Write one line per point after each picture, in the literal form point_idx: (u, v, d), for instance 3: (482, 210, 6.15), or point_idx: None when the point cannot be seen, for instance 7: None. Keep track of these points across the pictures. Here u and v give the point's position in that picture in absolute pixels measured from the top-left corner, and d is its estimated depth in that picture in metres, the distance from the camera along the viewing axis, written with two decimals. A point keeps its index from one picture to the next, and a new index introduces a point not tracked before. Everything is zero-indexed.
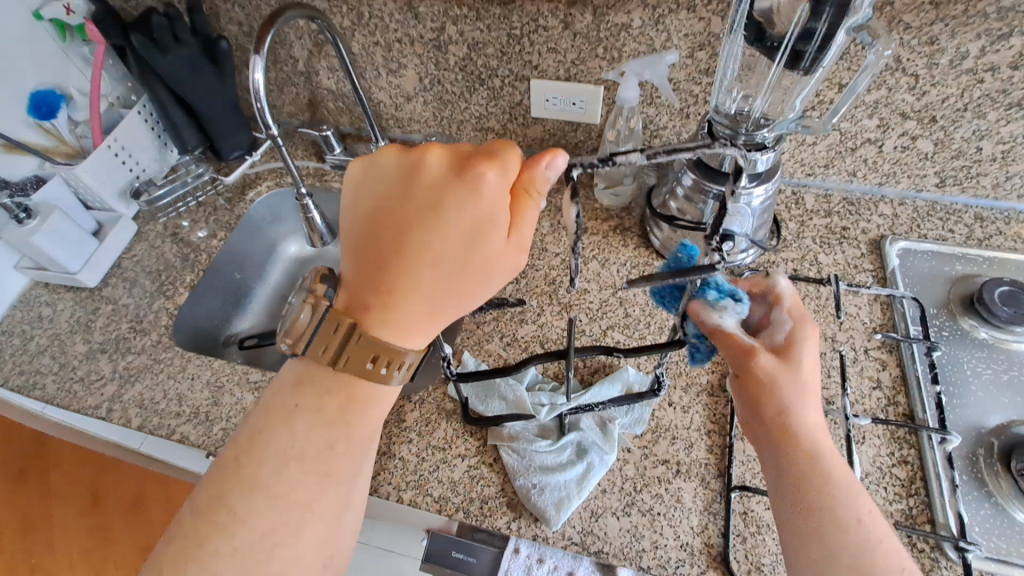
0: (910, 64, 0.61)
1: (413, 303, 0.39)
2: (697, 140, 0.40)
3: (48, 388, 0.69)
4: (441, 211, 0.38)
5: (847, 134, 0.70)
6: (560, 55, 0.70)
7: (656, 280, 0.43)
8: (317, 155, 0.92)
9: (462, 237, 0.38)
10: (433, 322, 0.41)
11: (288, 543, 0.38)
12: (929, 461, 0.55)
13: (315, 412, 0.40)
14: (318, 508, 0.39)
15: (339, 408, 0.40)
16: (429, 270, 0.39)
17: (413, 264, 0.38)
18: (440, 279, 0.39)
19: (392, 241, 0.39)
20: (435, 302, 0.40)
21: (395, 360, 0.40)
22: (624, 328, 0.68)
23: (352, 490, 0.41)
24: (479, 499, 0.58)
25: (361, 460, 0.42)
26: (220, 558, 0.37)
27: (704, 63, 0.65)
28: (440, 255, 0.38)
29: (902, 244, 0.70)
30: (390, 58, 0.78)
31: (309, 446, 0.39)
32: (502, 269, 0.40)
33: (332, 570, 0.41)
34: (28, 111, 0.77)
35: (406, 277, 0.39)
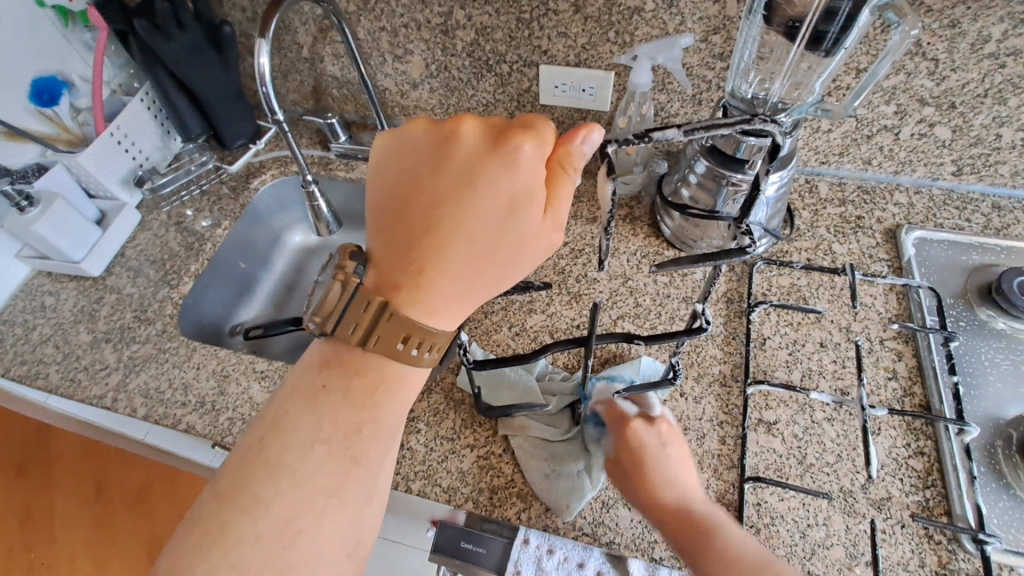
0: (930, 48, 0.60)
1: (446, 281, 0.38)
2: (736, 114, 0.38)
3: (52, 377, 0.69)
4: (477, 186, 0.37)
5: (863, 121, 0.69)
6: (570, 40, 0.69)
7: (685, 264, 0.42)
8: (322, 144, 0.91)
9: (497, 213, 0.37)
10: (464, 302, 0.40)
11: (313, 529, 0.36)
12: (946, 452, 0.54)
13: (342, 393, 0.39)
14: (345, 493, 0.38)
15: (366, 389, 0.40)
16: (463, 248, 0.38)
17: (448, 242, 0.38)
18: (474, 257, 0.38)
19: (425, 218, 0.38)
20: (467, 281, 0.39)
21: (427, 342, 0.39)
22: (634, 318, 0.67)
23: (378, 476, 0.40)
24: (489, 489, 0.57)
25: (388, 445, 0.41)
26: (242, 545, 0.35)
27: (718, 47, 0.64)
28: (475, 233, 0.38)
29: (918, 233, 0.69)
30: (396, 44, 0.76)
31: (336, 428, 0.39)
32: (536, 250, 0.40)
33: (356, 562, 0.39)
34: (29, 98, 0.76)
35: (440, 256, 0.38)
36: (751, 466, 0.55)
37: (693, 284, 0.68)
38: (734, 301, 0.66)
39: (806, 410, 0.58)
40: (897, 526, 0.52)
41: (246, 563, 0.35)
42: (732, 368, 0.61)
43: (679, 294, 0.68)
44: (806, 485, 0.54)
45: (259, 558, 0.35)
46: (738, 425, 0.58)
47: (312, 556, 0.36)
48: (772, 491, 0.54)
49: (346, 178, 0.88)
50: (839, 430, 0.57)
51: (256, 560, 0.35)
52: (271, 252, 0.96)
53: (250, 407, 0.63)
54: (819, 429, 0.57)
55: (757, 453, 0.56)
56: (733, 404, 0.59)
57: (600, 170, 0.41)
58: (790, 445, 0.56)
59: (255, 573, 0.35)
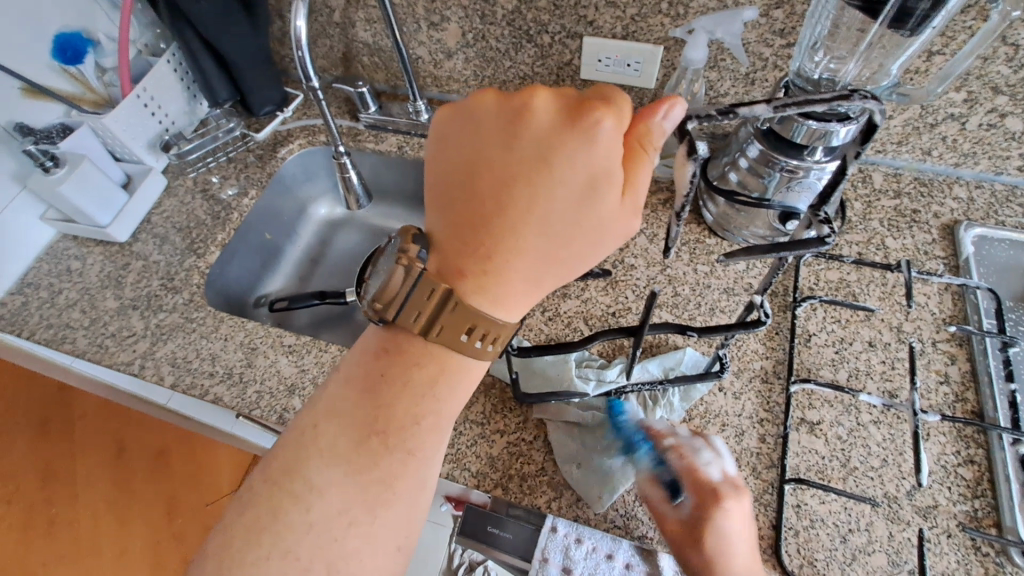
0: (1013, 32, 0.55)
1: (515, 268, 0.37)
2: (829, 90, 0.37)
3: (79, 342, 0.68)
4: (551, 166, 0.35)
5: (928, 109, 0.64)
6: (618, 11, 0.65)
7: (757, 254, 0.41)
8: (350, 113, 0.88)
9: (572, 196, 0.35)
10: (531, 291, 0.39)
11: (366, 521, 0.36)
12: (998, 461, 0.52)
13: (401, 383, 0.38)
14: (397, 488, 0.37)
15: (425, 380, 0.38)
16: (535, 234, 0.36)
17: (518, 227, 0.36)
18: (545, 243, 0.36)
19: (493, 199, 0.36)
20: (536, 267, 0.37)
21: (491, 333, 0.37)
22: (673, 308, 0.64)
23: (430, 472, 0.39)
24: (519, 477, 0.56)
25: (441, 439, 0.39)
26: (296, 532, 0.35)
27: (779, 23, 0.60)
28: (547, 217, 0.36)
29: (978, 230, 0.65)
30: (432, 10, 0.73)
31: (393, 419, 0.37)
32: (609, 235, 0.38)
33: (405, 554, 0.39)
34: (53, 55, 0.74)
35: (510, 240, 0.36)
36: (792, 466, 0.54)
37: (736, 275, 0.66)
38: (779, 294, 0.63)
39: (851, 411, 0.56)
40: (943, 535, 0.50)
41: (299, 550, 0.34)
42: (775, 364, 0.59)
43: (720, 284, 0.65)
44: (848, 488, 0.52)
45: (311, 546, 0.35)
46: (779, 424, 0.56)
47: (363, 549, 0.36)
48: (813, 493, 0.52)
49: (374, 149, 0.85)
50: (885, 434, 0.55)
51: (309, 547, 0.35)
52: (298, 222, 0.94)
53: (277, 381, 0.62)
54: (864, 432, 0.55)
55: (798, 453, 0.54)
56: (774, 401, 0.57)
57: (678, 150, 0.39)
58: (833, 447, 0.54)
59: (308, 561, 0.34)
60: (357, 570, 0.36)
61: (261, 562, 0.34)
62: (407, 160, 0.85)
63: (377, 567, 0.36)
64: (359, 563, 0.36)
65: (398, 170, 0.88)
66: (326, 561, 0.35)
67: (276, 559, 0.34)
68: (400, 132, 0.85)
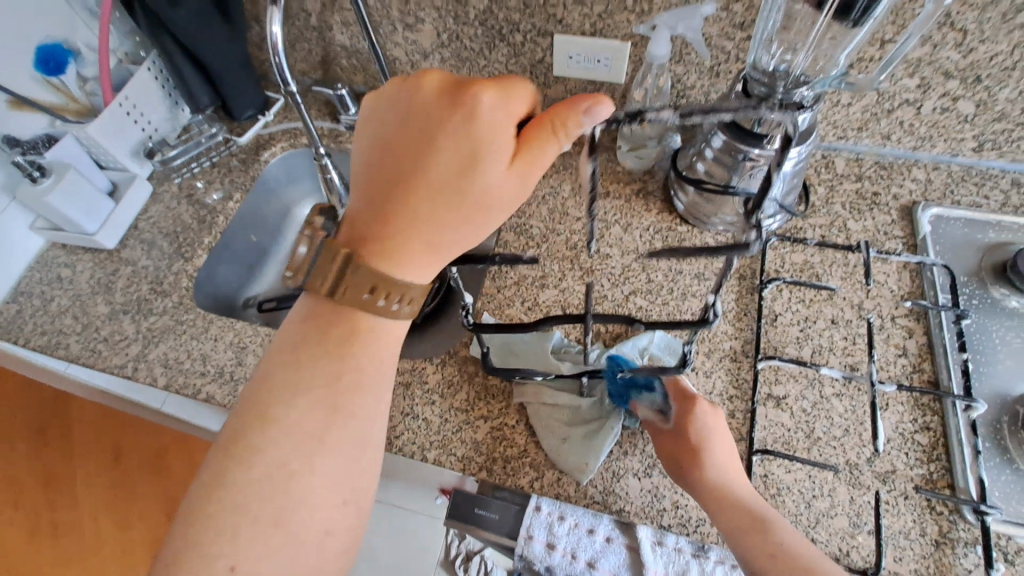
0: (960, 19, 0.58)
1: (412, 232, 0.40)
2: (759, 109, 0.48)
3: (72, 348, 0.70)
4: (439, 138, 0.39)
5: (885, 95, 0.67)
6: (586, 8, 0.67)
7: (680, 253, 0.38)
8: (331, 115, 0.90)
9: (458, 163, 0.39)
10: (432, 257, 0.41)
11: (306, 475, 0.39)
12: (952, 427, 0.55)
13: (326, 345, 0.40)
14: (331, 438, 0.39)
15: (350, 340, 0.41)
16: (427, 199, 0.40)
17: (413, 192, 0.40)
18: (437, 207, 0.39)
19: (393, 171, 0.40)
20: (433, 233, 0.40)
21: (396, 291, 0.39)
22: (646, 294, 0.67)
23: (368, 423, 0.41)
24: (502, 459, 0.59)
25: (375, 391, 0.42)
26: (243, 489, 0.37)
27: (739, 16, 0.61)
28: (441, 181, 0.39)
29: (935, 210, 0.68)
30: (407, 12, 0.74)
31: (322, 379, 0.40)
32: (504, 194, 0.40)
33: (355, 505, 0.41)
34: (34, 66, 0.75)
35: (410, 204, 0.39)
36: (759, 439, 0.57)
37: (706, 260, 0.69)
38: (747, 278, 0.66)
39: (814, 385, 0.59)
40: (900, 497, 0.53)
41: (248, 504, 0.37)
42: (743, 344, 0.62)
43: (692, 270, 0.68)
44: (812, 458, 0.55)
45: (258, 500, 0.37)
46: (748, 400, 0.59)
47: (310, 498, 0.38)
48: (779, 463, 0.55)
49: None
50: (847, 405, 0.58)
51: (257, 501, 0.37)
52: (283, 224, 0.96)
53: None
54: (827, 404, 0.58)
55: (766, 426, 0.57)
56: (742, 378, 0.60)
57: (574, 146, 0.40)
58: (798, 419, 0.57)
59: (258, 513, 0.37)
60: (305, 518, 0.38)
61: (215, 520, 0.37)
62: None
63: (324, 516, 0.39)
64: (305, 511, 0.38)
65: None
66: (274, 512, 0.37)
67: (229, 513, 0.37)
68: None
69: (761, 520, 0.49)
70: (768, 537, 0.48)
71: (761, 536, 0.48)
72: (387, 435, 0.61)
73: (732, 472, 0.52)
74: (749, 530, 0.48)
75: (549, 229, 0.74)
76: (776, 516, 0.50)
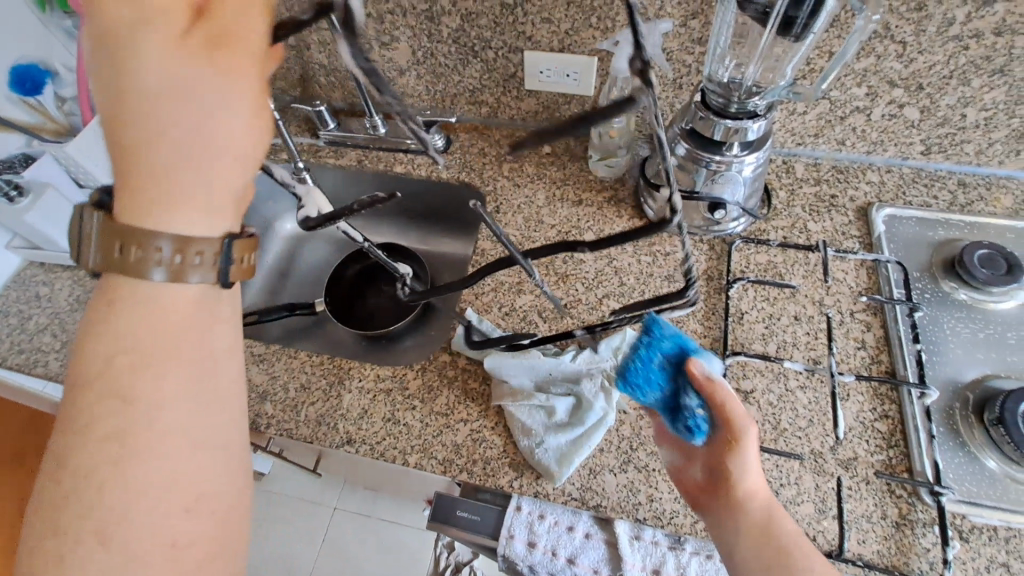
0: (898, 31, 0.62)
1: (174, 174, 0.33)
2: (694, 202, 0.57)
3: (52, 365, 0.70)
4: (126, 66, 0.31)
5: (836, 103, 0.71)
6: (553, 26, 0.70)
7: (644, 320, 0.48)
8: (311, 131, 0.92)
9: (160, 79, 0.31)
10: (215, 189, 0.34)
11: (119, 479, 0.31)
12: (908, 414, 0.58)
13: (118, 327, 0.33)
14: (137, 438, 0.32)
15: (146, 315, 0.33)
16: (166, 132, 0.32)
17: (147, 137, 0.32)
18: (181, 134, 0.32)
19: (102, 114, 0.32)
20: (194, 159, 0.33)
21: (165, 242, 0.33)
22: (619, 297, 0.69)
23: (182, 416, 0.33)
24: (482, 460, 0.60)
25: (187, 374, 0.34)
26: (58, 512, 0.31)
27: (696, 32, 0.66)
28: (153, 105, 0.31)
29: (888, 211, 0.72)
30: (382, 31, 0.77)
31: (115, 365, 0.33)
32: (212, 71, 0.32)
33: (206, 499, 0.34)
34: (10, 86, 0.75)
35: (149, 140, 0.32)
36: None
37: (676, 262, 0.71)
38: (714, 279, 0.69)
39: (780, 378, 0.62)
40: (862, 482, 0.56)
41: (66, 528, 0.31)
42: (711, 341, 0.65)
43: (662, 273, 0.71)
44: (780, 448, 0.58)
45: (74, 522, 0.31)
46: None
47: (130, 517, 0.31)
48: None
49: (336, 164, 0.89)
50: (810, 397, 0.60)
51: (72, 523, 0.31)
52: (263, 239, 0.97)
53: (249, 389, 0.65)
54: (792, 396, 0.61)
55: None
56: None
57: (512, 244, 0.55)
58: (765, 411, 0.60)
59: (81, 535, 0.31)
60: (136, 528, 0.31)
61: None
62: (367, 172, 0.89)
63: (160, 519, 0.32)
64: (134, 520, 0.31)
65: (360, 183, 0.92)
66: (95, 533, 0.31)
67: (49, 542, 0.31)
68: (360, 146, 0.89)
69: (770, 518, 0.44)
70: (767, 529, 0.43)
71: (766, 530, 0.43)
72: (369, 441, 0.61)
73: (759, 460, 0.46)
74: (742, 516, 0.44)
75: (524, 237, 0.76)
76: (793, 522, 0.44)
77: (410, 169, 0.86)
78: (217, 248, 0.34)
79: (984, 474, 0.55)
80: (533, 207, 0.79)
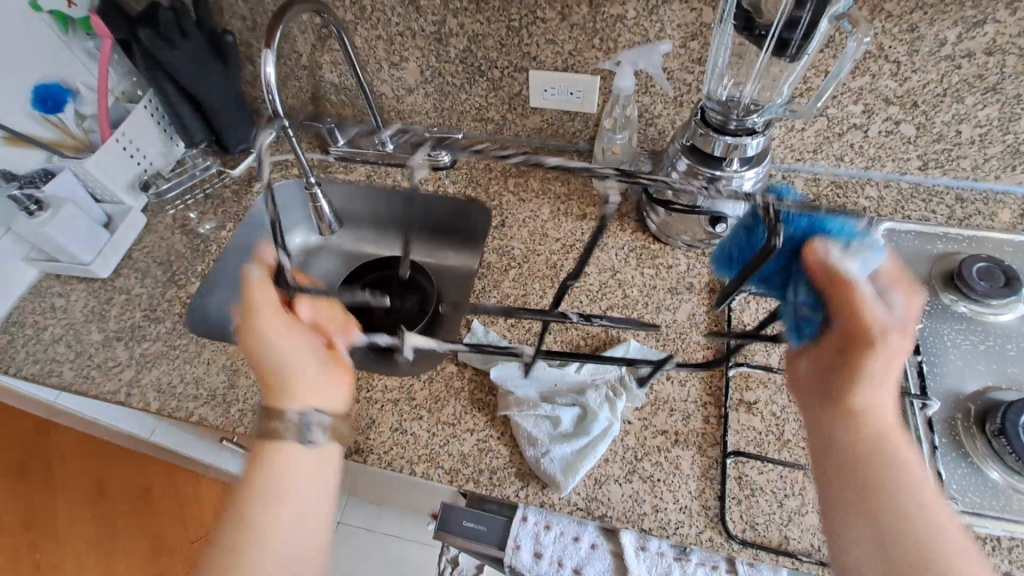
0: (892, 51, 0.64)
1: (294, 368, 0.47)
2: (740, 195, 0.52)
3: (66, 375, 0.71)
4: (254, 322, 0.48)
5: (834, 120, 0.73)
6: (557, 46, 0.73)
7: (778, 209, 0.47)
8: (321, 147, 0.94)
9: (273, 312, 0.49)
10: (316, 377, 0.47)
11: None
12: (911, 425, 0.58)
13: (254, 470, 0.45)
14: (246, 561, 0.41)
15: (272, 464, 0.44)
16: (282, 345, 0.48)
17: (278, 347, 0.48)
18: (290, 346, 0.48)
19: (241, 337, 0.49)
20: (296, 364, 0.47)
21: (287, 415, 0.45)
22: (623, 309, 0.71)
23: (283, 545, 0.43)
24: (489, 470, 0.61)
25: (291, 516, 0.44)
26: None
27: (696, 52, 0.68)
28: (273, 330, 0.48)
29: (886, 225, 0.74)
30: (392, 51, 0.80)
31: (245, 499, 0.44)
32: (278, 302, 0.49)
33: None
34: (32, 104, 0.78)
35: (276, 348, 0.48)
36: (733, 443, 0.60)
37: (678, 275, 0.73)
38: (716, 291, 0.70)
39: (783, 390, 0.62)
40: None
41: None
42: (715, 353, 0.66)
43: (665, 285, 0.72)
44: (783, 458, 0.58)
45: None
46: (720, 406, 0.62)
47: None
48: (752, 465, 0.58)
49: (345, 179, 0.91)
50: None
51: None
52: None
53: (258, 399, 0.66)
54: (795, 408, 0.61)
55: (738, 430, 0.60)
56: (716, 385, 0.63)
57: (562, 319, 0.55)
58: (769, 422, 0.60)
59: None
60: None
61: None
62: (375, 188, 0.91)
63: None
64: None
65: (369, 198, 0.94)
66: None
67: None
68: (369, 162, 0.92)
69: (879, 440, 0.46)
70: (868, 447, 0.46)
71: (866, 444, 0.46)
72: (376, 451, 0.62)
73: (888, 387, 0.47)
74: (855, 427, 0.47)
75: (529, 250, 0.78)
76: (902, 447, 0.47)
77: (418, 184, 0.88)
78: (306, 419, 0.46)
79: (988, 485, 0.56)
80: (538, 221, 0.80)
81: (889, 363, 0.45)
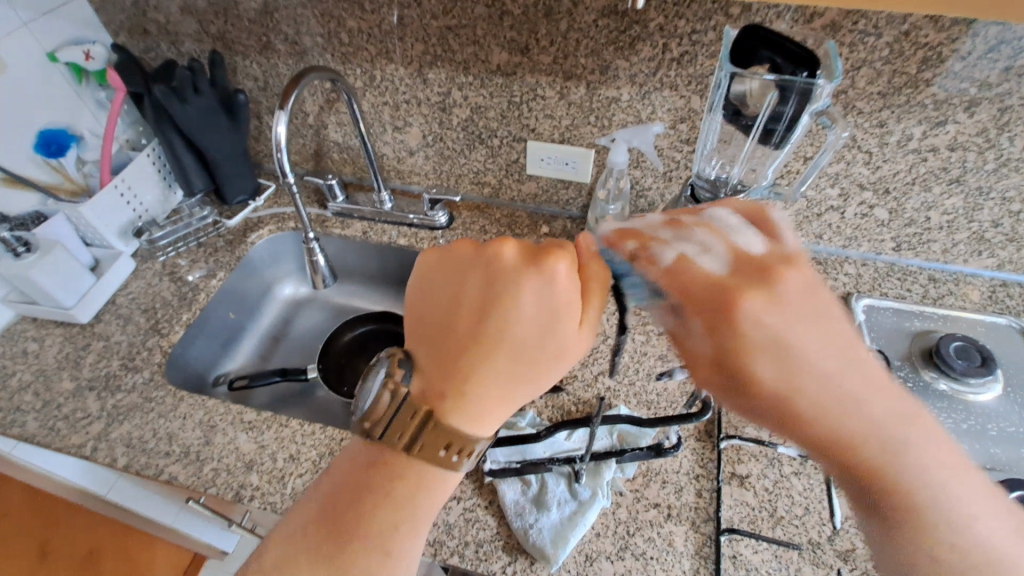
0: (864, 143, 0.70)
1: (488, 392, 0.43)
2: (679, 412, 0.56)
3: (29, 426, 0.67)
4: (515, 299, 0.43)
5: (812, 202, 0.78)
6: (555, 121, 0.77)
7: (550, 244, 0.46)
8: (318, 203, 0.96)
9: (539, 317, 0.43)
10: (504, 403, 0.44)
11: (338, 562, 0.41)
12: None
13: (388, 473, 0.43)
14: (358, 543, 0.41)
15: (406, 492, 0.43)
16: (502, 359, 0.43)
17: (491, 354, 0.43)
18: (506, 369, 0.43)
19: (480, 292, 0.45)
20: (505, 389, 0.43)
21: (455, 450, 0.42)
22: (615, 373, 0.71)
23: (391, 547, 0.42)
24: (475, 543, 0.58)
25: (405, 526, 0.42)
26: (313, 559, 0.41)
27: (685, 134, 0.73)
28: (518, 340, 0.43)
29: (866, 301, 0.77)
30: (397, 116, 0.83)
31: (370, 488, 0.43)
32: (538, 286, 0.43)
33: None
34: (35, 148, 0.78)
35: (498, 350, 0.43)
36: (726, 518, 0.58)
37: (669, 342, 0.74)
38: None
39: (774, 464, 0.62)
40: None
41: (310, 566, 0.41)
42: (706, 423, 0.65)
43: (655, 351, 0.73)
44: (777, 537, 0.57)
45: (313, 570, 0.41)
46: (713, 479, 0.61)
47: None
48: (746, 543, 0.56)
49: (340, 235, 0.92)
50: (805, 483, 0.61)
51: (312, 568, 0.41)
52: (262, 303, 0.98)
53: (235, 458, 0.63)
54: (787, 482, 0.61)
55: (731, 505, 0.59)
56: (707, 457, 0.63)
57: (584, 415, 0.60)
58: (761, 498, 0.60)
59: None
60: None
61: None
62: (371, 244, 0.92)
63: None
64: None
65: (364, 253, 0.95)
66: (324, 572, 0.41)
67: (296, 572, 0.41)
68: (366, 219, 0.93)
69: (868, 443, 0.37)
70: (856, 431, 0.36)
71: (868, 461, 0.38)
72: None
73: (794, 366, 0.37)
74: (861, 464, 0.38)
75: None
76: (851, 371, 0.38)
77: (413, 242, 0.90)
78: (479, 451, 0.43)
79: None
80: None
81: (723, 301, 0.39)
